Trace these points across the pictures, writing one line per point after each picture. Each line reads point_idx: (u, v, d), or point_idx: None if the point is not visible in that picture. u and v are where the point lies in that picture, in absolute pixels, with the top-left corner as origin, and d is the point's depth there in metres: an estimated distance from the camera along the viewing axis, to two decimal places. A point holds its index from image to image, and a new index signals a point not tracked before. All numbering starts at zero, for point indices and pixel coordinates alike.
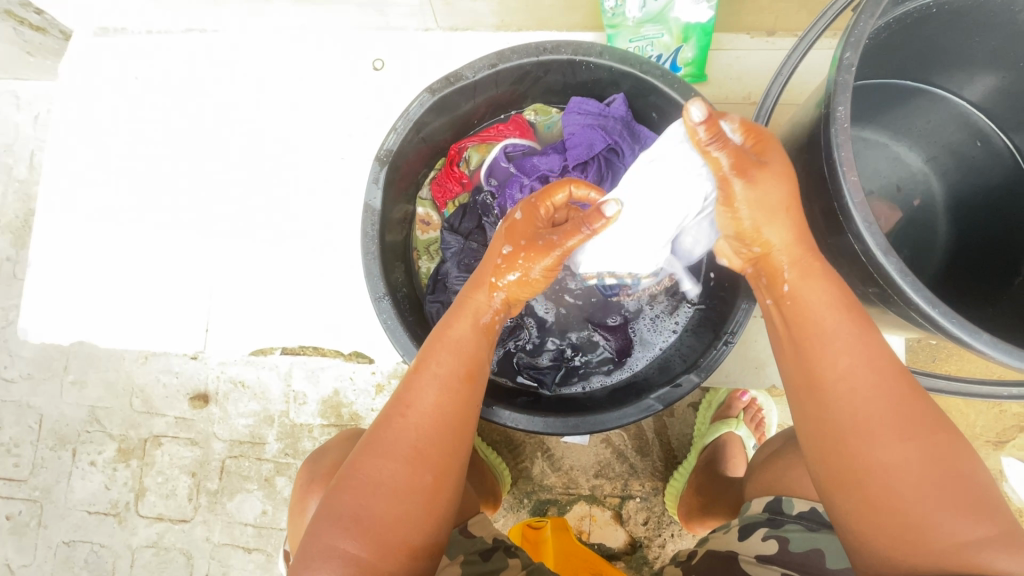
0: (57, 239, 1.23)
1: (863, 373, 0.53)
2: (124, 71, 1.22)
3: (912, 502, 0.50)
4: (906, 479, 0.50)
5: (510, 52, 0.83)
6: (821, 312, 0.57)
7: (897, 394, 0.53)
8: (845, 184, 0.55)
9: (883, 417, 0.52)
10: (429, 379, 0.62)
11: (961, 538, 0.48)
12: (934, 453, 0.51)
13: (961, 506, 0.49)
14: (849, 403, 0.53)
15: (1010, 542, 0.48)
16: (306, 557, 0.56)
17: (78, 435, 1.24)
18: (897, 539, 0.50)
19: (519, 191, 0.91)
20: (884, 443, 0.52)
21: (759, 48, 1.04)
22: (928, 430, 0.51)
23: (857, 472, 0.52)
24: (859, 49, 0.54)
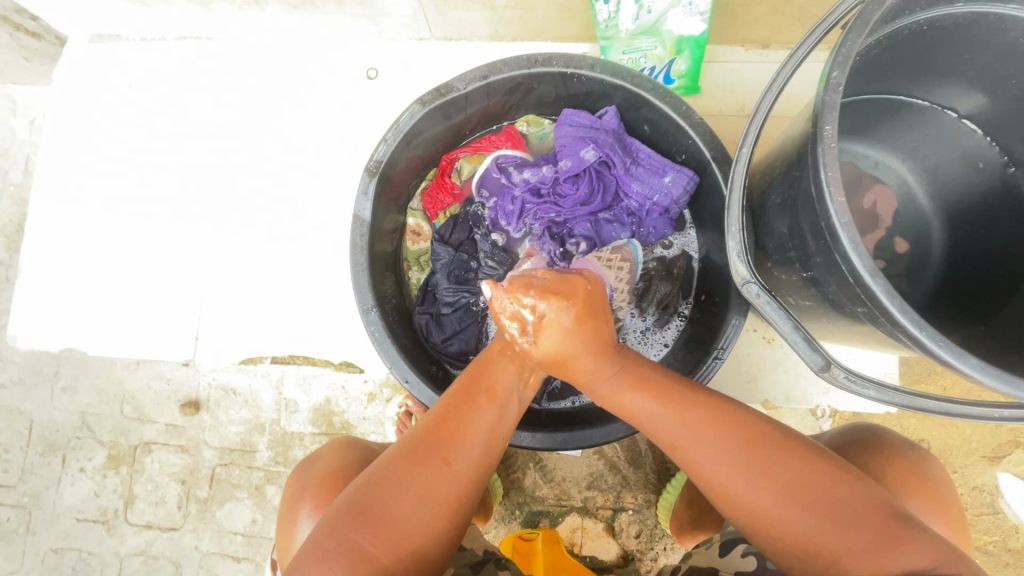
0: (51, 244, 1.23)
1: (699, 452, 0.61)
2: (120, 77, 1.22)
3: (802, 533, 0.55)
4: (786, 525, 0.56)
5: (501, 64, 0.83)
6: (646, 407, 0.64)
7: (734, 454, 0.59)
8: (833, 204, 0.55)
9: (730, 472, 0.59)
10: (476, 399, 0.65)
11: (862, 562, 0.52)
12: (790, 496, 0.56)
13: (840, 525, 0.54)
14: (707, 481, 0.60)
15: (908, 548, 0.51)
16: (318, 552, 0.53)
17: (69, 441, 1.23)
18: (806, 568, 0.56)
19: (511, 204, 0.94)
20: (746, 491, 0.58)
21: (752, 60, 1.04)
22: (771, 471, 0.57)
23: (749, 520, 0.59)
24: (847, 69, 0.54)
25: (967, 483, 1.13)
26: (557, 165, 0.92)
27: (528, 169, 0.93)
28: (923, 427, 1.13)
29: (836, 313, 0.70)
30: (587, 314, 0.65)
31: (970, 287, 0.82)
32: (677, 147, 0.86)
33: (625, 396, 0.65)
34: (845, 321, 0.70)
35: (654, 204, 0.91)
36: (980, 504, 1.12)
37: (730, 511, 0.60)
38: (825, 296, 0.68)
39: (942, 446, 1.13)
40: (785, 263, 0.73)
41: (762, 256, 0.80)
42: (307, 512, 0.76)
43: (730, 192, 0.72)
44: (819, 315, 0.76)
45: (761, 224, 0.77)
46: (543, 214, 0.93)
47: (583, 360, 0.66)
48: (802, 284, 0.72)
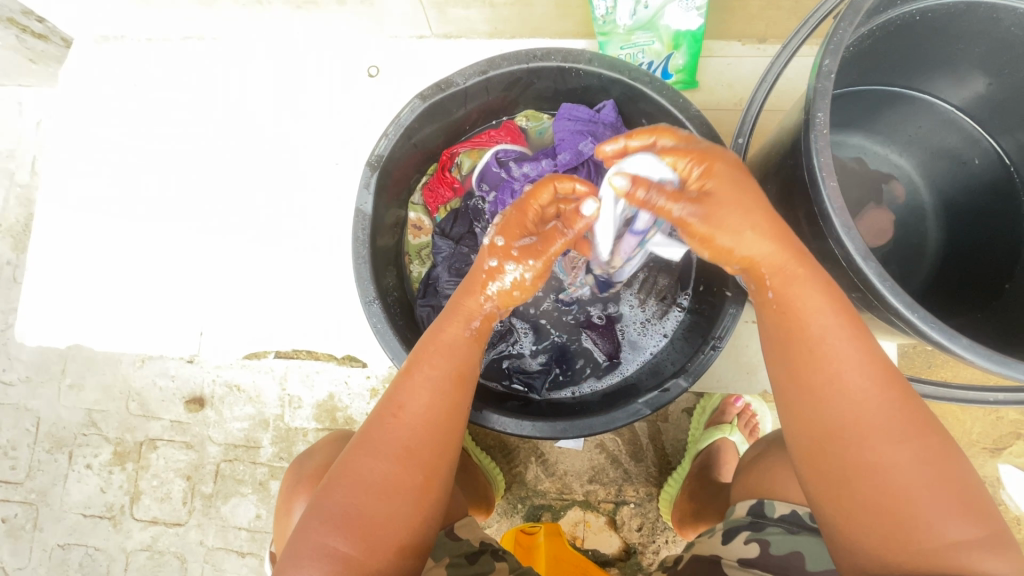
0: (58, 243, 1.25)
1: (856, 374, 0.52)
2: (124, 78, 1.23)
3: (910, 502, 0.50)
4: (891, 480, 0.50)
5: (500, 59, 0.84)
6: (821, 314, 0.54)
7: (890, 397, 0.52)
8: (825, 190, 0.56)
9: (881, 418, 0.51)
10: (419, 381, 0.62)
11: (946, 537, 0.48)
12: (920, 456, 0.50)
13: (959, 510, 0.49)
14: (839, 401, 0.53)
15: (993, 544, 0.48)
16: (296, 556, 0.56)
17: (75, 437, 1.25)
18: (889, 542, 0.50)
19: (511, 197, 0.92)
20: (888, 447, 0.51)
21: (749, 55, 1.05)
22: (923, 434, 0.51)
23: (861, 472, 0.51)
24: (838, 57, 0.55)
25: None
26: (557, 158, 0.92)
27: (527, 163, 0.93)
28: None
29: None
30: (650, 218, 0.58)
31: (968, 277, 0.82)
32: None
33: (806, 293, 0.55)
34: None
35: None
36: None
37: (830, 459, 0.53)
38: None
39: None
40: None
41: None
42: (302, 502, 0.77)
43: None
44: None
45: None
46: None
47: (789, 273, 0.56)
48: None
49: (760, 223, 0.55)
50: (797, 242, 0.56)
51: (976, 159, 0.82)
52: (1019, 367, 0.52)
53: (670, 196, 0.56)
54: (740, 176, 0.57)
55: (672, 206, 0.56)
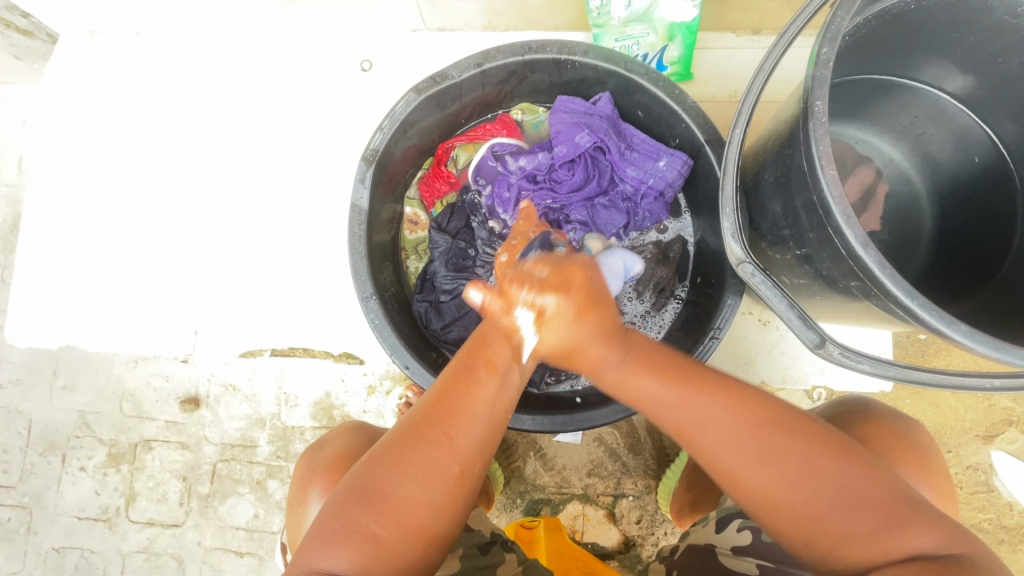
0: (47, 243, 1.23)
1: (708, 432, 0.59)
2: (112, 74, 1.22)
3: (813, 510, 0.55)
4: (785, 498, 0.56)
5: (495, 52, 0.83)
6: (657, 389, 0.62)
7: (742, 431, 0.58)
8: (825, 178, 0.56)
9: (738, 456, 0.57)
10: (472, 376, 0.61)
11: (852, 532, 0.54)
12: (793, 469, 0.56)
13: (857, 505, 0.54)
14: (713, 455, 0.59)
15: (895, 520, 0.53)
16: (323, 536, 0.54)
17: (68, 440, 1.23)
18: (816, 546, 0.55)
19: (506, 190, 0.94)
20: (759, 476, 0.57)
21: (744, 46, 1.04)
22: (788, 452, 0.56)
23: (763, 507, 0.57)
24: (836, 44, 0.55)
25: (962, 462, 1.14)
26: (553, 152, 0.92)
27: (523, 156, 0.93)
28: (917, 407, 1.15)
29: (830, 290, 0.71)
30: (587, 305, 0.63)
31: (964, 265, 0.83)
32: (670, 131, 0.87)
33: (633, 380, 0.63)
34: (838, 297, 0.71)
35: (648, 188, 0.91)
36: (975, 482, 1.14)
37: (733, 493, 0.60)
38: (818, 272, 0.69)
39: (936, 425, 1.15)
40: (779, 242, 0.74)
41: (756, 236, 0.81)
42: (316, 493, 0.76)
43: (723, 172, 0.73)
44: (812, 293, 0.77)
45: (755, 204, 0.78)
46: (539, 201, 0.93)
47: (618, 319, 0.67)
48: (796, 263, 0.73)
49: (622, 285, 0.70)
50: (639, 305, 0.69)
51: (977, 158, 0.82)
52: (1016, 352, 0.52)
53: None
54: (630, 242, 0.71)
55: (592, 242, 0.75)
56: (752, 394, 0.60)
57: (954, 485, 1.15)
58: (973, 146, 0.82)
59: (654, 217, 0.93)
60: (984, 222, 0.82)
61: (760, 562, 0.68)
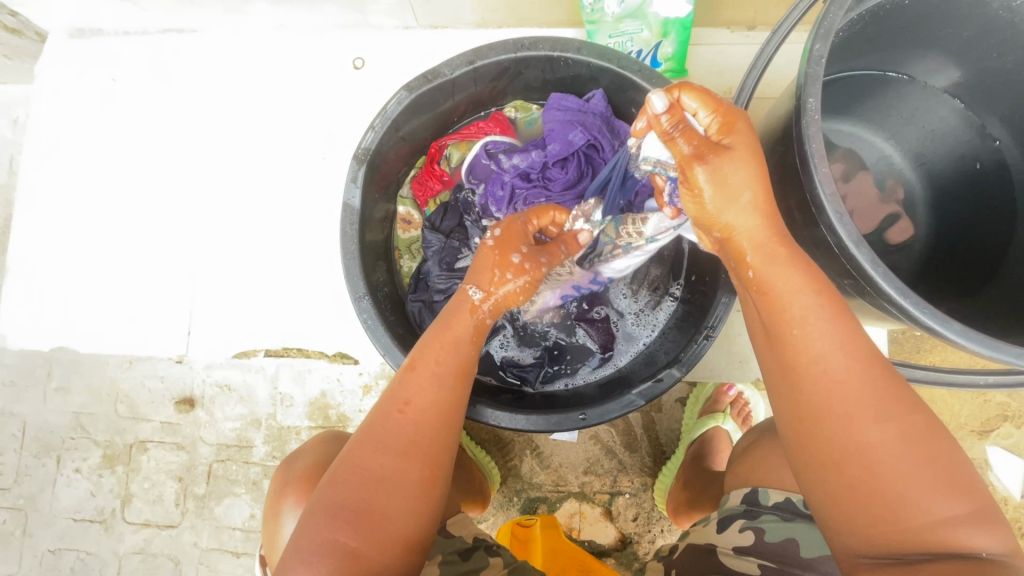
0: (38, 243, 1.22)
1: (831, 353, 0.54)
2: (102, 72, 1.20)
3: (895, 481, 0.50)
4: (880, 459, 0.51)
5: (487, 49, 0.82)
6: (792, 295, 0.56)
7: (869, 373, 0.53)
8: (818, 176, 0.55)
9: (856, 394, 0.52)
10: (428, 376, 0.63)
11: (936, 516, 0.49)
12: (905, 429, 0.51)
13: (953, 490, 0.50)
14: (819, 382, 0.54)
15: (984, 518, 0.49)
16: (295, 556, 0.54)
17: (63, 442, 1.22)
18: (881, 522, 0.51)
19: (500, 188, 0.92)
20: (864, 422, 0.52)
21: (737, 43, 1.04)
22: (903, 412, 0.52)
23: (841, 455, 0.52)
24: (829, 41, 0.54)
25: None
26: (546, 149, 0.91)
27: (517, 155, 0.93)
28: None
29: None
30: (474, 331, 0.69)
31: (957, 263, 0.83)
32: None
33: (784, 282, 0.57)
34: None
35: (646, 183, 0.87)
36: None
37: (811, 435, 0.54)
38: None
39: None
40: None
41: None
42: (291, 506, 0.76)
43: None
44: None
45: None
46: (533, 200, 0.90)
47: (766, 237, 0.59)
48: None
49: (757, 194, 0.58)
50: (779, 225, 0.59)
51: (978, 165, 0.82)
52: (1007, 349, 0.52)
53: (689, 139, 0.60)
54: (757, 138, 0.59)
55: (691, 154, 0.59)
56: (875, 348, 0.55)
57: None
58: (974, 152, 0.82)
59: None
60: (980, 220, 0.82)
61: (764, 563, 0.68)
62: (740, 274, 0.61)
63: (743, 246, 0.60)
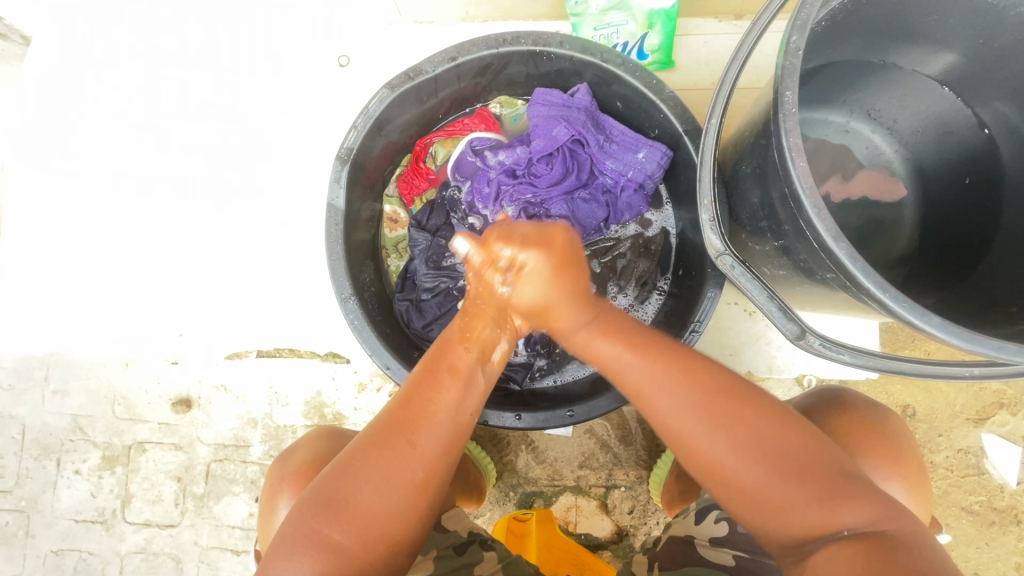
0: (30, 247, 1.22)
1: (660, 392, 0.60)
2: (89, 75, 1.20)
3: (750, 484, 0.55)
4: (734, 470, 0.56)
5: (469, 45, 0.82)
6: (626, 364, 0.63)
7: (688, 397, 0.59)
8: (795, 171, 0.54)
9: (686, 416, 0.59)
10: (442, 379, 0.63)
11: (801, 507, 0.53)
12: (733, 438, 0.56)
13: (810, 481, 0.54)
14: (663, 420, 0.60)
15: (846, 497, 0.52)
16: (286, 545, 0.55)
17: (62, 444, 1.23)
18: (767, 522, 0.55)
19: (486, 185, 0.92)
20: (721, 453, 0.57)
21: (726, 32, 1.02)
22: (729, 418, 0.57)
23: (704, 472, 0.58)
24: (805, 32, 0.53)
25: (953, 445, 1.14)
26: (531, 145, 0.91)
27: (502, 151, 0.92)
28: (907, 392, 1.15)
29: (809, 281, 0.70)
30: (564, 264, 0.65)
31: (946, 253, 0.82)
32: (650, 122, 0.86)
33: (597, 344, 0.65)
34: (818, 287, 0.70)
35: (628, 180, 0.89)
36: (965, 465, 1.14)
37: (682, 457, 0.60)
38: (796, 264, 0.68)
39: (927, 410, 1.15)
40: (758, 233, 0.73)
41: (736, 227, 0.80)
42: (286, 501, 0.77)
43: (701, 162, 0.72)
44: (793, 284, 0.76)
45: (734, 192, 0.77)
46: (518, 195, 0.91)
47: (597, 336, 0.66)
48: (775, 254, 0.72)
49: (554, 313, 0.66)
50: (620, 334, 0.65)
51: (968, 178, 0.82)
52: (987, 343, 0.51)
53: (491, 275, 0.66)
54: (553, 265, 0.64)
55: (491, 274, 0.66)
56: (700, 363, 0.61)
57: (945, 468, 1.15)
58: (968, 166, 0.82)
59: (635, 209, 0.91)
60: (966, 217, 0.81)
61: (738, 554, 0.69)
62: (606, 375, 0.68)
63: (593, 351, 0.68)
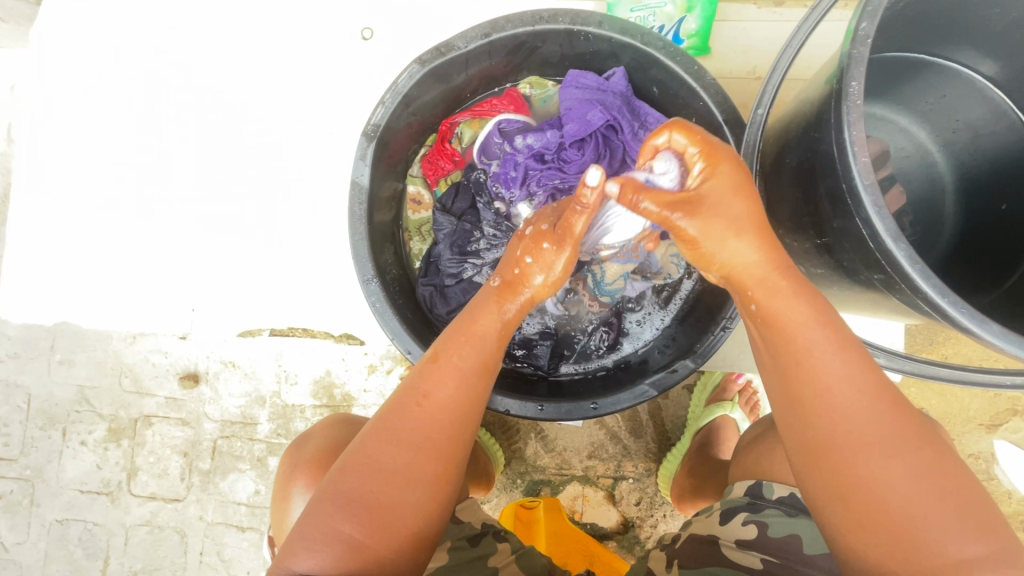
0: (38, 214, 1.19)
1: (843, 387, 0.52)
2: (102, 36, 1.16)
3: (904, 516, 0.49)
4: (893, 494, 0.50)
5: (504, 21, 0.78)
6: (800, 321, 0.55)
7: (881, 406, 0.52)
8: (856, 166, 0.53)
9: (880, 436, 0.51)
10: (446, 372, 0.61)
11: (954, 555, 0.47)
12: (915, 465, 0.50)
13: (966, 526, 0.48)
14: (832, 416, 0.52)
15: (1005, 559, 0.47)
16: (305, 538, 0.55)
17: (68, 414, 1.22)
18: (896, 557, 0.49)
19: (514, 169, 0.89)
20: (880, 461, 0.50)
21: (765, 19, 0.99)
22: (915, 446, 0.50)
23: (845, 487, 0.51)
24: (876, 19, 0.51)
25: (964, 450, 1.14)
26: (562, 129, 0.88)
27: (531, 134, 0.89)
28: (922, 396, 1.14)
29: (849, 281, 0.68)
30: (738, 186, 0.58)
31: (983, 259, 0.80)
32: (687, 110, 0.83)
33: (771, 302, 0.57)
34: (857, 288, 0.69)
35: None
36: (975, 470, 1.14)
37: (823, 466, 0.53)
38: (839, 264, 0.66)
39: (940, 414, 1.14)
40: (799, 229, 0.71)
41: (773, 223, 0.78)
42: (301, 490, 0.76)
43: None
44: (829, 283, 0.74)
45: (774, 187, 0.74)
46: (546, 181, 0.88)
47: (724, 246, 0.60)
48: (815, 252, 0.70)
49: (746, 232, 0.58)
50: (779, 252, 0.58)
51: (1005, 206, 0.78)
52: None
53: (655, 202, 0.59)
54: (743, 181, 0.59)
55: (662, 213, 0.59)
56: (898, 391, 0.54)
57: None
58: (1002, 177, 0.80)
59: None
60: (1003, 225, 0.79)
61: (765, 558, 0.68)
62: (743, 310, 0.60)
63: (743, 282, 0.59)
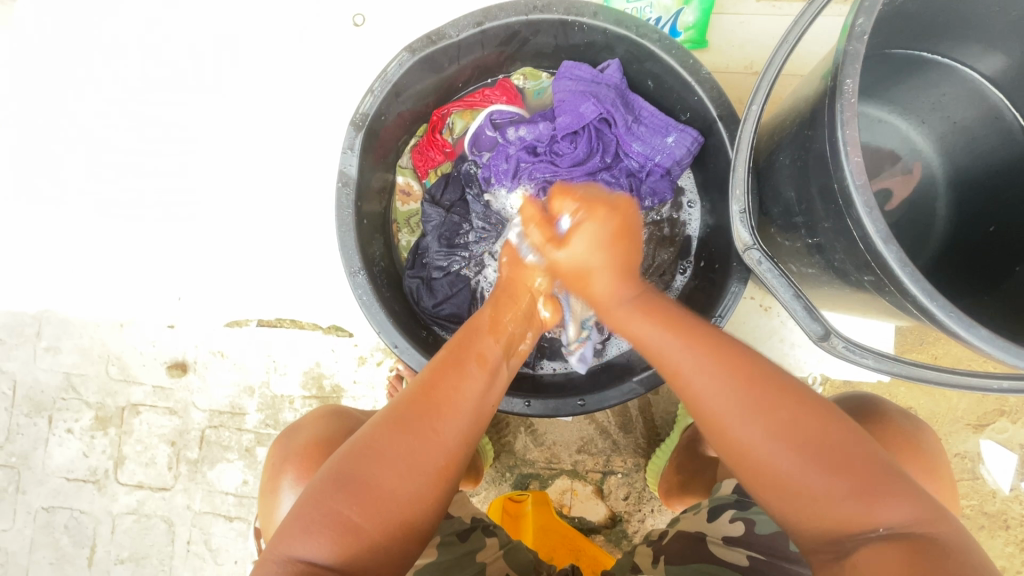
0: (23, 199, 1.17)
1: (697, 375, 0.57)
2: (90, 17, 1.14)
3: (786, 474, 0.52)
4: (770, 459, 0.52)
5: (497, 9, 0.76)
6: (657, 336, 0.61)
7: (730, 378, 0.55)
8: (848, 166, 0.52)
9: (735, 403, 0.54)
10: (459, 367, 0.61)
11: (837, 493, 0.50)
12: (776, 423, 0.52)
13: (833, 467, 0.50)
14: (699, 400, 0.57)
15: (890, 491, 0.49)
16: (298, 521, 0.52)
17: (54, 402, 1.21)
18: (802, 509, 0.52)
19: (504, 162, 0.88)
20: (741, 426, 0.54)
21: (764, 13, 0.97)
22: (775, 405, 0.53)
23: (739, 455, 0.55)
24: (873, 15, 0.50)
25: (950, 450, 1.14)
26: (555, 122, 0.87)
27: (523, 126, 0.88)
28: (911, 395, 1.14)
29: (839, 282, 0.68)
30: (621, 234, 0.67)
31: (975, 261, 0.79)
32: (681, 105, 0.82)
33: (634, 321, 0.64)
34: (847, 289, 0.68)
35: (655, 165, 0.86)
36: (961, 469, 1.14)
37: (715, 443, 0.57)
38: (829, 264, 0.66)
39: (929, 413, 1.14)
40: (790, 229, 0.71)
41: (766, 221, 0.77)
42: (290, 482, 0.75)
43: (737, 151, 0.68)
44: (820, 283, 0.74)
45: (767, 185, 0.73)
46: (538, 174, 0.87)
47: (606, 278, 0.66)
48: (806, 252, 0.70)
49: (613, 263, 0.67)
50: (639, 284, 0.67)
51: (993, 227, 0.78)
52: None
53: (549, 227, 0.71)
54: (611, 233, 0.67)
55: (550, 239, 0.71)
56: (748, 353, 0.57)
57: None
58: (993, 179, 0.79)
59: (659, 195, 0.88)
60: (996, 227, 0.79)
61: (752, 555, 0.68)
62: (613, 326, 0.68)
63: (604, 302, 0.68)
